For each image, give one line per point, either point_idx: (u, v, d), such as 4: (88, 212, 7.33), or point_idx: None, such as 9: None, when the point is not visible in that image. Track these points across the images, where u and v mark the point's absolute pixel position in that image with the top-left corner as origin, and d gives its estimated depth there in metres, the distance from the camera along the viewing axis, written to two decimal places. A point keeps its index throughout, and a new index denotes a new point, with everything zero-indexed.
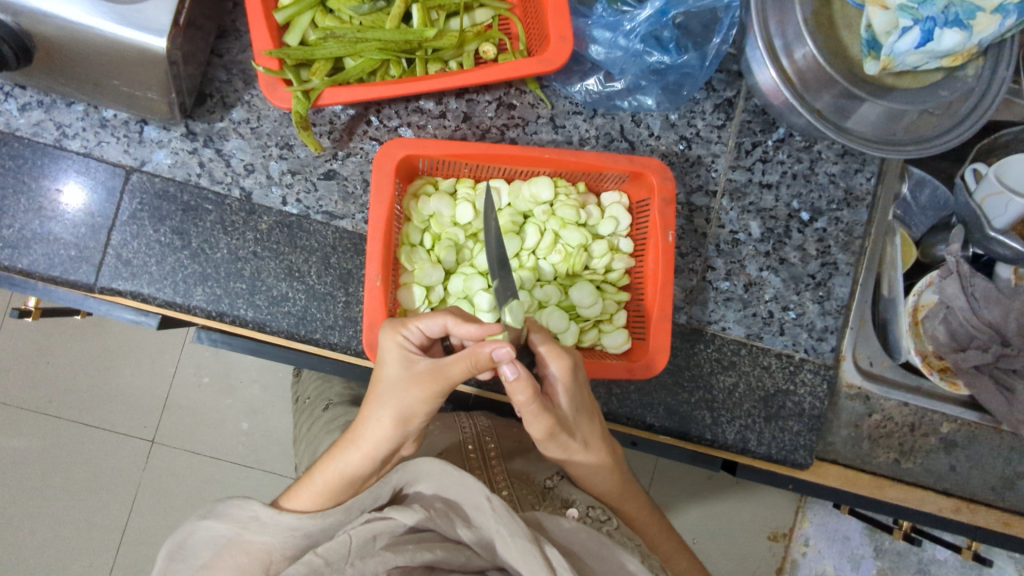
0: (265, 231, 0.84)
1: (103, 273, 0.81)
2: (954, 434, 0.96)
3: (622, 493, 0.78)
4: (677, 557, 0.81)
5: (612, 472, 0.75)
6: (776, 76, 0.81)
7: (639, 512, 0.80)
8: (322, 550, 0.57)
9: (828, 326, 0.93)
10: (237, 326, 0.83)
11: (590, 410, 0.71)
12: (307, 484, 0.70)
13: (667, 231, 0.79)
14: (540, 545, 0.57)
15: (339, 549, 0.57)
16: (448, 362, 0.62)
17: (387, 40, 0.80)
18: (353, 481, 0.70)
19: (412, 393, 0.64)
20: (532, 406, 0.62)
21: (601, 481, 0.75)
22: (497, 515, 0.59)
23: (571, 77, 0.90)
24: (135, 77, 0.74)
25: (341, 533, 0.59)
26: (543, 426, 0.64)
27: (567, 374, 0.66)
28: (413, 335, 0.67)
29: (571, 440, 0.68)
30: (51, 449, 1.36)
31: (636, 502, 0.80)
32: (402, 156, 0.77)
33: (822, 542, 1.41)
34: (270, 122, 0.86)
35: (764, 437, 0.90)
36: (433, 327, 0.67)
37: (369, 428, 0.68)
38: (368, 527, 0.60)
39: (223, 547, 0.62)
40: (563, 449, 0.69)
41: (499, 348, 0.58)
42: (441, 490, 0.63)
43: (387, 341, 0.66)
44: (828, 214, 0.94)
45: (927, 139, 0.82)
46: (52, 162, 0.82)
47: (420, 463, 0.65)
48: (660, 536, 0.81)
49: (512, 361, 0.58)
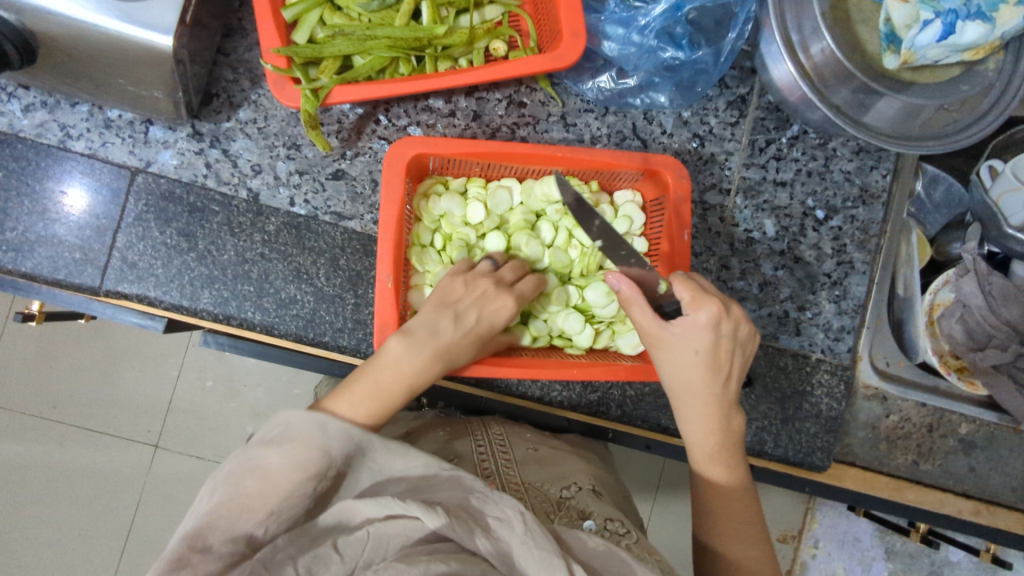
0: (273, 232, 0.82)
1: (109, 275, 0.80)
2: (973, 435, 0.94)
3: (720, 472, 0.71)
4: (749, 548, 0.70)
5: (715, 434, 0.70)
6: (794, 70, 0.79)
7: (727, 503, 0.71)
8: (339, 548, 0.53)
9: (845, 326, 0.92)
10: (244, 330, 0.82)
11: (722, 366, 0.68)
12: (353, 394, 0.65)
13: (682, 229, 0.77)
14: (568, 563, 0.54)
15: (355, 545, 0.54)
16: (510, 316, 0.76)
17: (396, 37, 0.78)
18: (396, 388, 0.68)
19: (498, 303, 0.73)
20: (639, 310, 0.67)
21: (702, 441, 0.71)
22: (525, 530, 0.56)
23: (582, 75, 0.88)
24: (140, 76, 0.73)
25: (361, 529, 0.55)
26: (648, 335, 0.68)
27: (702, 322, 0.65)
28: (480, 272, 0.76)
29: (681, 369, 0.68)
30: (56, 454, 1.35)
31: (735, 494, 0.71)
32: (412, 154, 0.75)
33: (832, 544, 1.39)
34: (276, 122, 0.84)
35: (780, 440, 0.89)
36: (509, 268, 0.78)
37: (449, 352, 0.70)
38: (387, 526, 0.54)
39: (256, 476, 0.55)
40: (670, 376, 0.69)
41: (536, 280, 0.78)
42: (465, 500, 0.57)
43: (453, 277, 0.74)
44: (843, 212, 0.93)
45: (947, 135, 0.80)
46: (56, 163, 0.80)
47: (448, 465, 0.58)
48: (744, 544, 0.70)
49: (620, 277, 0.68)
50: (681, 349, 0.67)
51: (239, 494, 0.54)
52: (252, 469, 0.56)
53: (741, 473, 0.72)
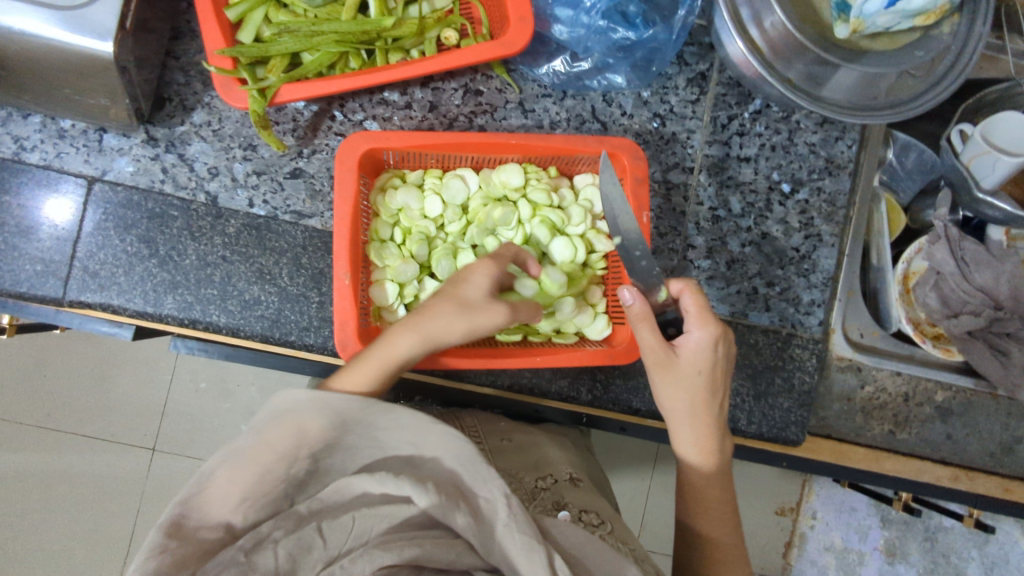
0: (234, 234, 0.82)
1: (71, 286, 0.80)
2: (949, 402, 0.94)
3: (708, 489, 0.73)
4: (732, 565, 0.71)
5: (708, 450, 0.72)
6: (743, 47, 0.79)
7: (717, 517, 0.73)
8: (324, 527, 0.52)
9: (815, 300, 0.91)
10: (211, 333, 0.82)
11: (720, 385, 0.71)
12: (359, 367, 0.65)
13: (642, 211, 0.77)
14: (548, 549, 0.53)
15: (339, 531, 0.53)
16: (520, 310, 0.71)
17: (344, 32, 0.78)
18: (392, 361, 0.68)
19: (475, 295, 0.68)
20: (643, 328, 0.68)
21: (695, 457, 0.73)
22: (509, 516, 0.54)
23: (537, 59, 0.87)
24: (86, 85, 0.72)
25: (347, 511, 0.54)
26: (654, 355, 0.69)
27: (703, 340, 0.68)
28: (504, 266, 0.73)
29: (683, 387, 0.69)
30: (50, 463, 1.36)
31: (724, 505, 0.73)
32: (364, 149, 0.75)
33: (830, 514, 1.39)
34: (231, 123, 0.84)
35: (753, 416, 0.88)
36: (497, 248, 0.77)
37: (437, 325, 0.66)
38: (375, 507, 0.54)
39: (226, 466, 0.55)
40: (671, 395, 0.70)
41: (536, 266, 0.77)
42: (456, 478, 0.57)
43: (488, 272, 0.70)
44: (809, 184, 0.92)
45: (903, 102, 0.80)
46: (12, 176, 0.80)
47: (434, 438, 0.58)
48: (729, 566, 0.71)
49: (634, 293, 0.69)
50: (687, 369, 0.69)
51: (210, 483, 0.54)
52: (221, 457, 0.55)
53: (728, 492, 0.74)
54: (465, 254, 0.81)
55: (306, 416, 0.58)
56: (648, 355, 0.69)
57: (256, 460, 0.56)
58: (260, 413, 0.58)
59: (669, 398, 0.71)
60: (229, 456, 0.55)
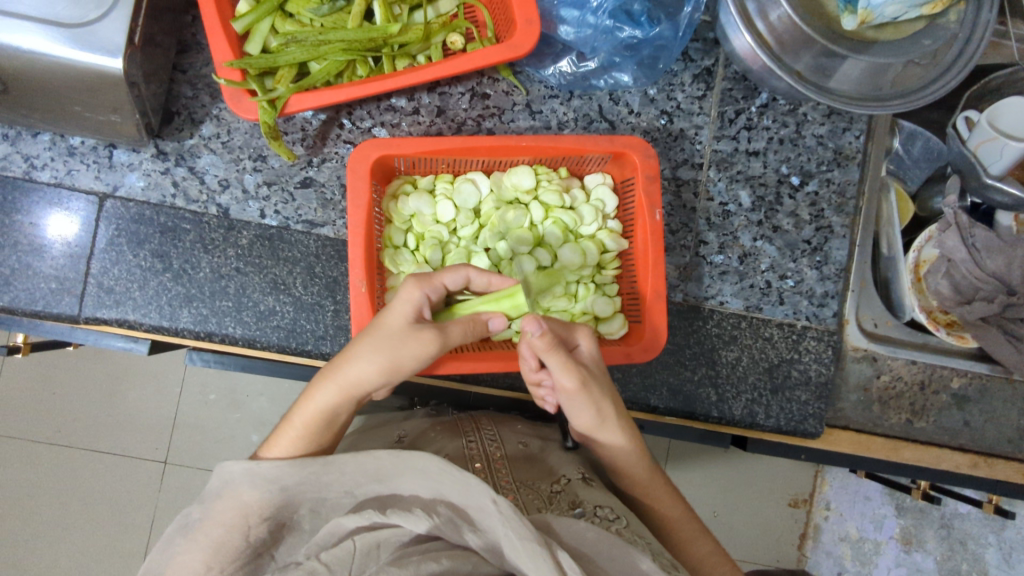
0: (247, 246, 0.82)
1: (86, 303, 0.80)
2: (965, 389, 0.94)
3: (647, 482, 0.78)
4: (699, 542, 0.77)
5: (633, 450, 0.76)
6: (752, 40, 0.79)
7: (665, 502, 0.78)
8: (324, 556, 0.56)
9: (828, 292, 0.91)
10: (227, 345, 0.82)
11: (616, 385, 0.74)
12: (286, 429, 0.69)
13: (654, 209, 0.77)
14: (550, 548, 0.53)
15: (343, 557, 0.57)
16: (448, 327, 0.68)
17: (350, 40, 0.77)
18: (337, 418, 0.70)
19: (411, 347, 0.65)
20: (555, 354, 0.66)
21: (629, 457, 0.76)
22: (503, 518, 0.55)
23: (543, 60, 0.87)
24: (96, 101, 0.72)
25: (346, 540, 0.58)
26: (576, 380, 0.68)
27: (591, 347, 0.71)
28: (434, 292, 0.70)
29: (602, 401, 0.71)
30: (64, 479, 1.36)
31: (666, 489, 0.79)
32: (375, 157, 0.75)
33: (844, 505, 1.39)
34: (240, 135, 0.84)
35: (771, 409, 0.89)
36: (456, 280, 0.72)
37: (357, 367, 0.67)
38: (371, 535, 0.59)
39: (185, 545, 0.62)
40: (594, 412, 0.71)
41: (496, 319, 0.71)
42: (442, 494, 0.60)
43: (414, 293, 0.68)
44: (818, 176, 0.92)
45: (913, 91, 0.79)
46: (24, 195, 0.80)
47: (414, 460, 0.60)
48: (699, 541, 0.77)
49: (540, 321, 0.64)
50: (596, 379, 0.71)
51: (172, 558, 0.61)
52: (178, 530, 0.63)
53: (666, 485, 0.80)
54: (477, 260, 0.81)
55: (243, 488, 0.63)
56: (568, 383, 0.68)
57: (210, 532, 0.62)
58: (207, 488, 0.64)
59: (591, 414, 0.71)
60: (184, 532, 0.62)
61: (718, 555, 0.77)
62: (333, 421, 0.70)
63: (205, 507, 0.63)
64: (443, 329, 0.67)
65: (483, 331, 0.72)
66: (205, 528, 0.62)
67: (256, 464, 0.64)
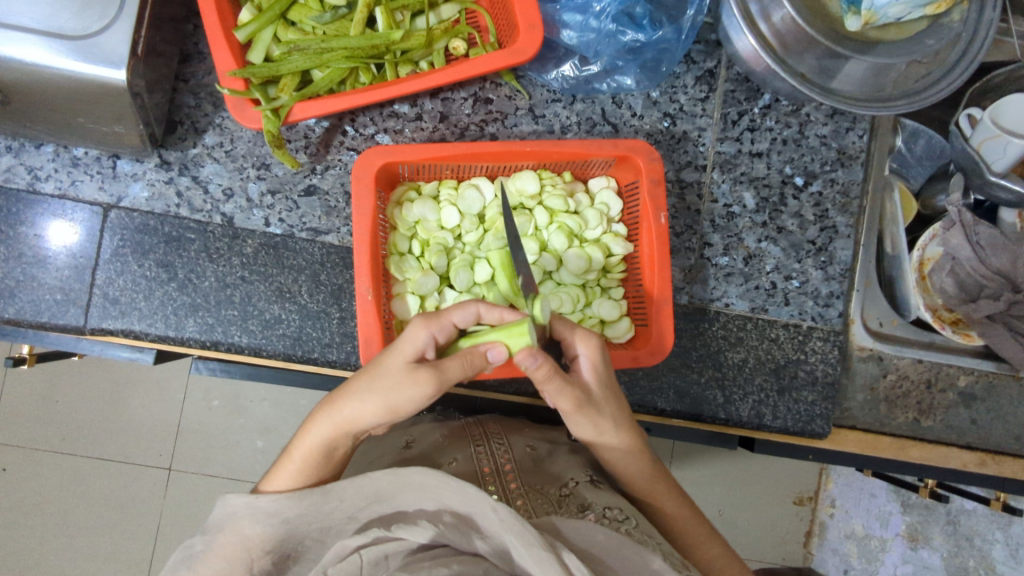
0: (251, 254, 0.82)
1: (92, 314, 0.80)
2: (972, 387, 0.94)
3: (651, 485, 0.77)
4: (709, 544, 0.77)
5: (637, 456, 0.74)
6: (755, 42, 0.79)
7: (669, 503, 0.78)
8: (331, 572, 0.58)
9: (833, 292, 0.91)
10: (233, 354, 0.82)
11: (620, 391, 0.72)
12: (285, 463, 0.69)
13: (659, 213, 0.77)
14: (557, 552, 0.53)
15: (349, 569, 0.58)
16: (445, 363, 0.62)
17: (353, 47, 0.78)
18: (336, 452, 0.69)
19: (407, 392, 0.62)
20: (553, 383, 0.63)
21: (631, 465, 0.75)
22: (505, 525, 0.54)
23: (545, 65, 0.87)
24: (100, 112, 0.72)
25: (352, 555, 0.59)
26: (570, 400, 0.66)
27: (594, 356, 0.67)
28: (444, 332, 0.65)
29: (599, 415, 0.69)
30: (69, 488, 1.36)
31: (668, 487, 0.79)
32: (380, 164, 0.75)
33: (849, 503, 1.38)
34: (244, 143, 0.84)
35: (778, 411, 0.89)
36: (466, 317, 0.67)
37: (351, 407, 0.65)
38: (379, 547, 0.59)
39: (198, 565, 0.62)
40: (591, 427, 0.69)
41: (495, 348, 0.63)
42: (446, 502, 0.59)
43: (417, 335, 0.63)
44: (822, 176, 0.92)
45: (916, 91, 0.79)
46: (28, 207, 0.80)
47: (410, 475, 0.60)
48: (708, 544, 0.77)
49: (537, 354, 0.61)
50: (597, 395, 0.68)
51: None
52: (183, 560, 0.64)
53: (671, 489, 0.79)
54: (481, 266, 0.81)
55: (243, 521, 0.63)
56: (562, 402, 0.66)
57: (213, 564, 0.63)
58: (209, 520, 0.64)
59: (592, 427, 0.69)
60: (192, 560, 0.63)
61: (727, 558, 0.77)
62: (331, 456, 0.69)
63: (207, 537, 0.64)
64: (440, 367, 0.61)
65: (483, 366, 0.64)
66: (210, 559, 0.63)
67: (256, 497, 0.63)
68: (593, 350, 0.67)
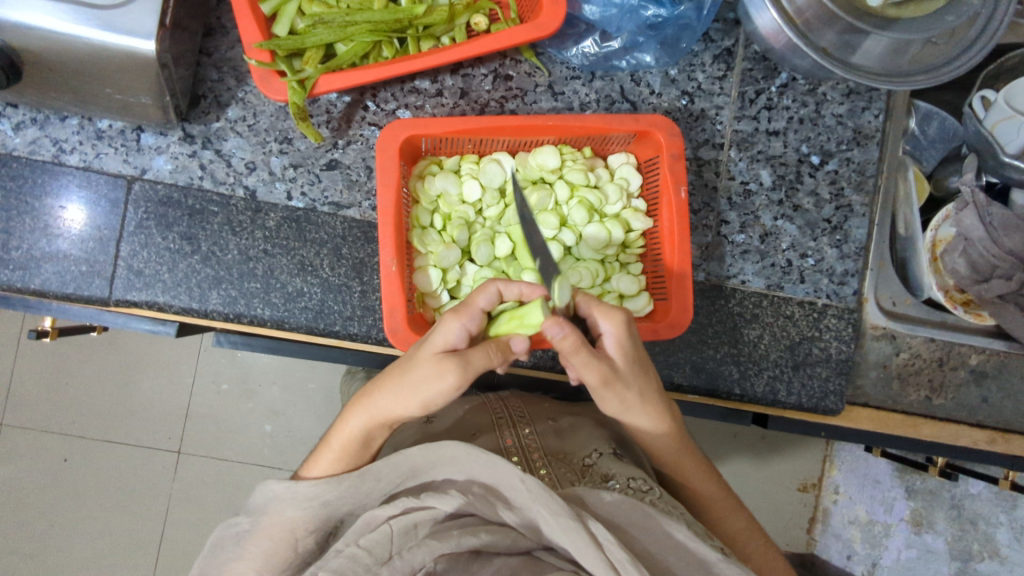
0: (274, 228, 0.83)
1: (117, 285, 0.81)
2: (983, 365, 0.94)
3: (677, 459, 0.77)
4: (734, 516, 0.78)
5: (666, 434, 0.74)
6: (778, 17, 0.79)
7: (696, 475, 0.78)
8: (363, 542, 0.55)
9: (849, 270, 0.92)
10: (256, 326, 0.82)
11: (648, 365, 0.69)
12: (325, 450, 0.70)
13: (680, 187, 0.78)
14: (583, 520, 0.54)
15: (382, 541, 0.55)
16: (471, 355, 0.61)
17: (377, 21, 0.79)
18: (373, 442, 0.70)
19: (436, 389, 0.62)
20: (581, 352, 0.61)
21: (654, 443, 0.75)
22: (533, 496, 0.56)
23: (565, 42, 0.88)
24: (126, 83, 0.73)
25: (382, 525, 0.57)
26: (596, 374, 0.63)
27: (618, 328, 0.64)
28: (475, 323, 0.63)
29: (627, 390, 0.67)
30: (82, 468, 1.37)
31: (696, 461, 0.79)
32: (404, 137, 0.76)
33: (852, 488, 1.38)
34: (266, 118, 0.84)
35: (793, 386, 0.89)
36: (490, 300, 0.64)
37: (388, 400, 0.66)
38: (409, 517, 0.58)
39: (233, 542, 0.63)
40: (620, 404, 0.68)
41: (518, 339, 0.62)
42: (473, 474, 0.61)
43: (450, 329, 0.62)
44: (838, 155, 0.92)
45: (936, 67, 0.80)
46: (53, 179, 0.81)
47: (441, 449, 0.60)
48: (733, 516, 0.78)
49: (563, 323, 0.58)
50: (625, 370, 0.66)
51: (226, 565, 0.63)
52: (234, 537, 0.63)
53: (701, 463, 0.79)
54: (501, 240, 0.81)
55: (285, 507, 0.63)
56: (589, 377, 0.64)
57: (255, 547, 0.63)
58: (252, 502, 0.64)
59: (624, 403, 0.68)
60: (230, 542, 0.64)
61: (751, 531, 0.78)
62: (367, 445, 0.70)
63: (248, 520, 0.64)
64: (467, 360, 0.61)
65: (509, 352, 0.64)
66: (255, 541, 0.63)
67: (289, 486, 0.63)
68: (619, 325, 0.64)
